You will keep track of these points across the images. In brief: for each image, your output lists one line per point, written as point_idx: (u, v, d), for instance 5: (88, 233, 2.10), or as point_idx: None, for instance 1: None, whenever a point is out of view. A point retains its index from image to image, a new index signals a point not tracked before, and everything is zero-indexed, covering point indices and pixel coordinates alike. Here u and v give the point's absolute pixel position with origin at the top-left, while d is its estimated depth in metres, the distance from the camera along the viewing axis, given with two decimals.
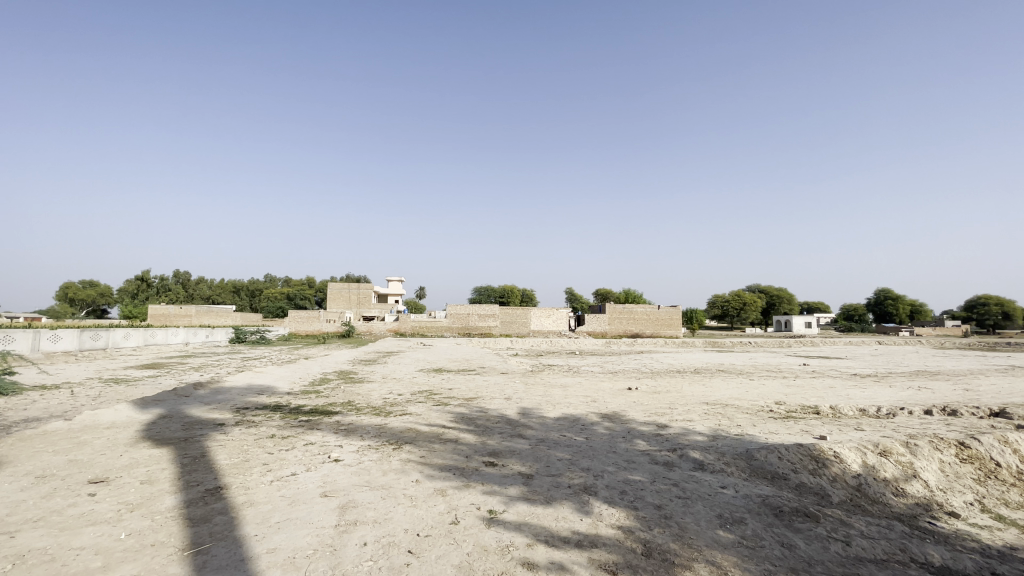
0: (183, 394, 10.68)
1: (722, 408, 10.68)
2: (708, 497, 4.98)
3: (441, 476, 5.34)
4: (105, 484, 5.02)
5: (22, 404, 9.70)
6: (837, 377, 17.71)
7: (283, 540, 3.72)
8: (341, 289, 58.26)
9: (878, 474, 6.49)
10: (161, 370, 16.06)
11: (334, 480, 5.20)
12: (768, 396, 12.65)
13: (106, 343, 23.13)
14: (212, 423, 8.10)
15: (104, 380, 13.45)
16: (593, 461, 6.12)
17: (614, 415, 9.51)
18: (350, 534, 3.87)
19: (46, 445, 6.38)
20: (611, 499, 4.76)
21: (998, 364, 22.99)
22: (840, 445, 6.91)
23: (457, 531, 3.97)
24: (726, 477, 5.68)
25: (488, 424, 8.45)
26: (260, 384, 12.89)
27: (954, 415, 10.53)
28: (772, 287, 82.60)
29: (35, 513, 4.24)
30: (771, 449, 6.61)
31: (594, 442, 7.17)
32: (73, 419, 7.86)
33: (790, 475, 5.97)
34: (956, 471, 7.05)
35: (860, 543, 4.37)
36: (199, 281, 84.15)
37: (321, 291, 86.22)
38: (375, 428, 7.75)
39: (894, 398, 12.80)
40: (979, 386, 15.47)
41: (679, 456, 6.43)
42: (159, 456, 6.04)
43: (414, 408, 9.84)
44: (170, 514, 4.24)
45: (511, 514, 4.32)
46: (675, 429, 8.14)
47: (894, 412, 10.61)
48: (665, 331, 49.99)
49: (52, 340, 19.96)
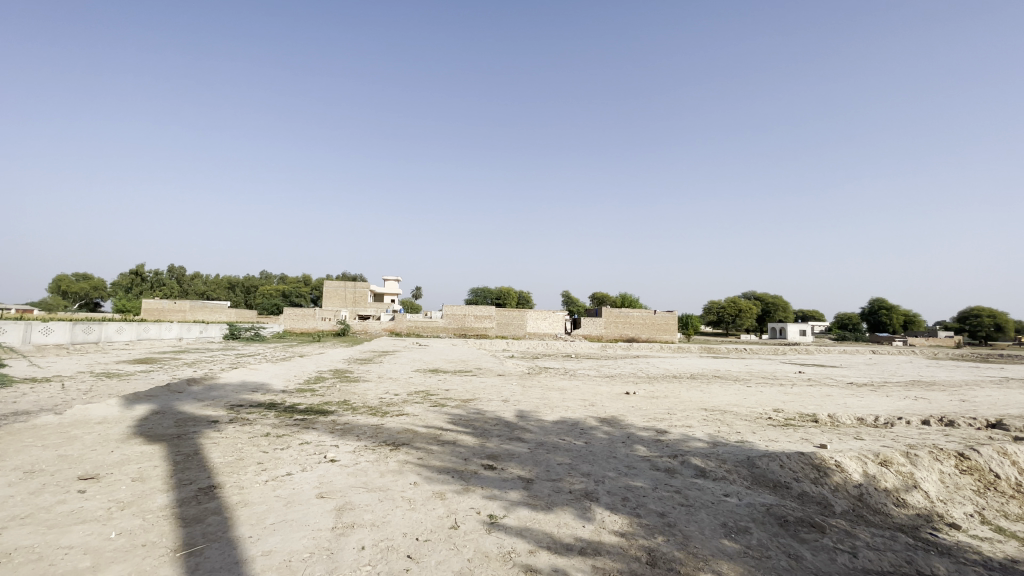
0: (177, 390, 10.55)
1: (720, 414, 10.64)
2: (711, 505, 4.90)
3: (440, 478, 5.26)
4: (94, 481, 4.88)
5: (11, 397, 9.53)
6: (834, 384, 17.76)
7: (279, 543, 3.61)
8: (337, 287, 57.86)
9: (879, 484, 6.44)
10: (152, 366, 15.74)
11: (330, 480, 5.10)
12: (766, 403, 12.61)
13: (99, 337, 22.92)
14: (204, 420, 7.96)
15: (96, 375, 13.25)
16: (593, 465, 6.05)
17: (613, 419, 9.46)
18: (348, 537, 3.77)
19: (35, 440, 6.23)
20: (613, 506, 4.68)
21: (993, 376, 22.93)
22: (841, 454, 6.89)
23: (457, 536, 3.87)
24: (729, 485, 5.60)
25: (485, 425, 8.38)
26: (255, 382, 12.78)
27: (952, 426, 10.53)
28: (767, 295, 83.17)
29: (23, 510, 4.12)
30: (773, 457, 6.55)
31: (594, 447, 7.10)
32: (64, 413, 7.71)
33: (793, 484, 5.90)
34: (956, 482, 7.01)
35: (867, 554, 4.33)
36: (193, 276, 83.32)
37: (317, 288, 85.91)
38: (372, 429, 7.63)
39: (891, 407, 12.80)
40: (976, 396, 15.52)
41: (680, 463, 6.34)
42: (152, 452, 5.92)
43: (410, 409, 9.71)
44: (163, 513, 4.13)
45: (511, 519, 4.24)
46: (675, 435, 8.08)
47: (892, 422, 10.62)
48: (661, 335, 50.15)
49: (43, 332, 19.70)
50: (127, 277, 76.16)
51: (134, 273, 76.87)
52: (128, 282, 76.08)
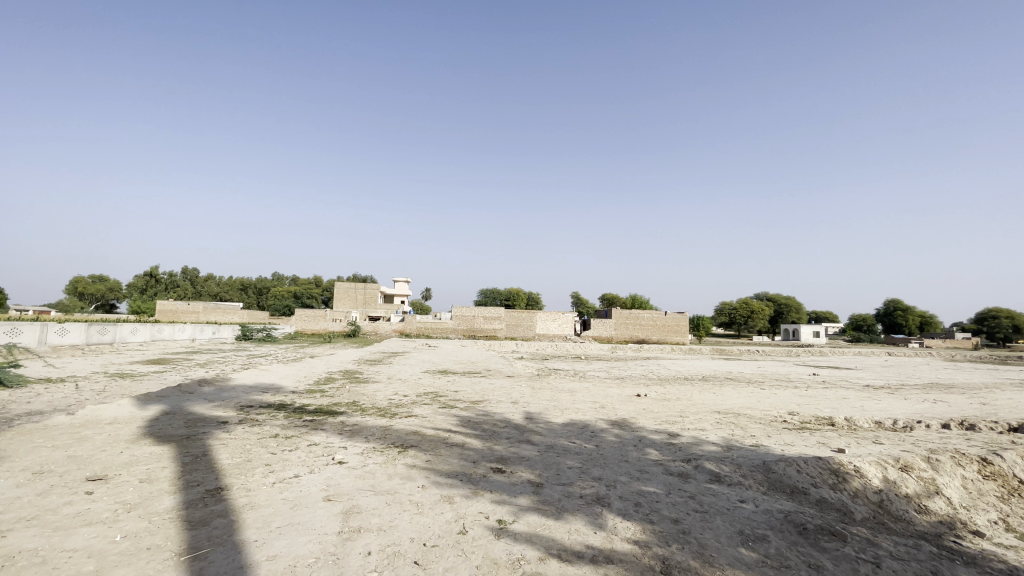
0: (187, 391, 10.61)
1: (734, 417, 10.43)
2: (726, 511, 4.75)
3: (448, 482, 5.17)
4: (102, 482, 4.89)
5: (25, 397, 9.66)
6: (850, 387, 17.39)
7: (284, 547, 3.55)
8: (348, 288, 58.17)
9: (900, 491, 6.22)
10: (165, 367, 15.90)
11: (338, 483, 5.04)
12: (780, 406, 12.36)
13: (114, 338, 23.30)
14: (214, 421, 7.97)
15: (109, 375, 13.46)
16: (604, 470, 5.92)
17: (623, 422, 9.31)
18: (353, 541, 3.70)
19: (46, 440, 6.28)
20: (624, 512, 4.56)
21: (1016, 378, 22.36)
22: (859, 459, 6.67)
23: (465, 542, 3.79)
24: (744, 490, 5.44)
25: (494, 428, 8.27)
26: (265, 382, 12.81)
27: (973, 430, 10.22)
28: (779, 296, 82.18)
29: (30, 512, 4.11)
30: (789, 462, 6.36)
31: (605, 450, 6.97)
32: (76, 413, 7.79)
33: (811, 490, 5.72)
34: (979, 488, 6.77)
35: (890, 565, 4.15)
36: (207, 279, 84.69)
37: (328, 290, 86.55)
38: (380, 430, 7.58)
39: (910, 411, 12.43)
40: (998, 400, 15.03)
41: (694, 467, 6.19)
42: (161, 453, 5.93)
43: (419, 410, 9.64)
44: (169, 515, 4.10)
45: (521, 525, 4.14)
46: (687, 438, 7.92)
47: (911, 426, 10.32)
48: (671, 337, 49.62)
49: (58, 333, 20.04)
50: (142, 279, 77.32)
51: (148, 276, 78.05)
52: (143, 283, 77.41)
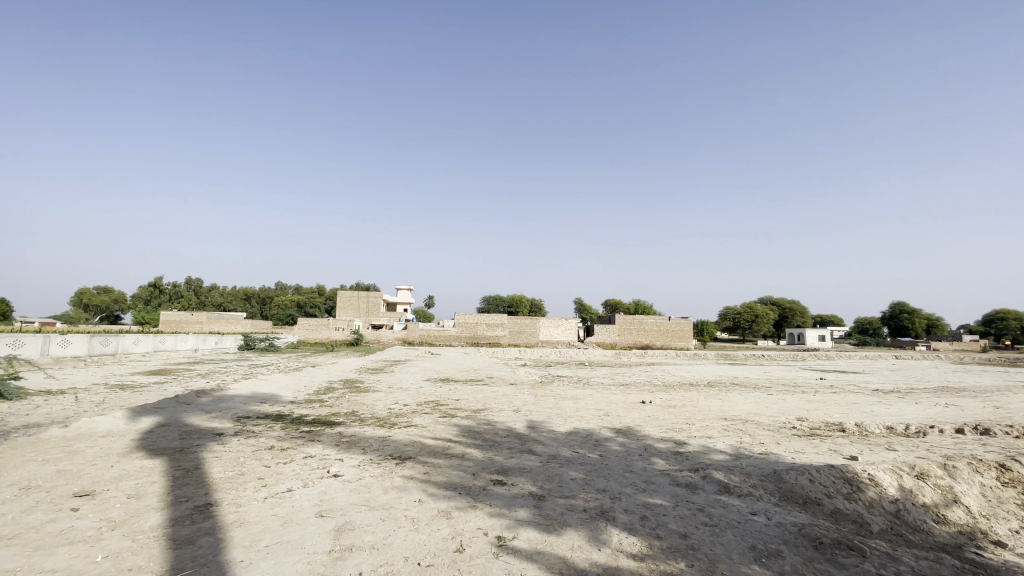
0: (185, 402, 10.44)
1: (742, 424, 10.16)
2: (737, 525, 4.54)
3: (445, 495, 4.97)
4: (89, 499, 4.72)
5: (22, 410, 9.52)
6: (859, 392, 17.08)
7: (271, 568, 3.38)
8: (351, 297, 58.33)
9: (917, 500, 5.97)
10: (167, 378, 15.78)
11: (331, 498, 4.85)
12: (789, 412, 12.08)
13: (116, 348, 23.21)
14: (210, 433, 7.82)
15: (108, 386, 13.31)
16: (609, 481, 5.70)
17: (628, 430, 9.07)
18: (344, 561, 3.52)
19: (36, 454, 6.12)
20: (630, 527, 4.35)
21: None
22: (873, 466, 6.43)
23: (462, 561, 3.58)
24: (756, 502, 5.22)
25: (495, 438, 8.05)
26: (265, 392, 12.64)
27: (989, 434, 9.93)
28: (784, 300, 81.69)
29: (11, 530, 3.94)
30: (801, 470, 6.12)
31: (609, 460, 6.73)
32: (70, 426, 7.65)
33: (825, 500, 5.49)
34: (998, 496, 6.50)
35: None
36: (211, 289, 85.14)
37: (331, 299, 86.74)
38: (378, 441, 7.39)
39: (923, 415, 12.10)
40: (1011, 403, 14.67)
41: (702, 477, 5.98)
42: (152, 467, 5.76)
43: (419, 420, 9.45)
44: (154, 534, 3.93)
45: (521, 541, 3.94)
46: (695, 446, 7.70)
47: (924, 431, 10.03)
48: (676, 343, 49.25)
49: (60, 344, 19.98)
50: (145, 291, 77.63)
51: (152, 286, 78.31)
52: (146, 293, 77.69)
